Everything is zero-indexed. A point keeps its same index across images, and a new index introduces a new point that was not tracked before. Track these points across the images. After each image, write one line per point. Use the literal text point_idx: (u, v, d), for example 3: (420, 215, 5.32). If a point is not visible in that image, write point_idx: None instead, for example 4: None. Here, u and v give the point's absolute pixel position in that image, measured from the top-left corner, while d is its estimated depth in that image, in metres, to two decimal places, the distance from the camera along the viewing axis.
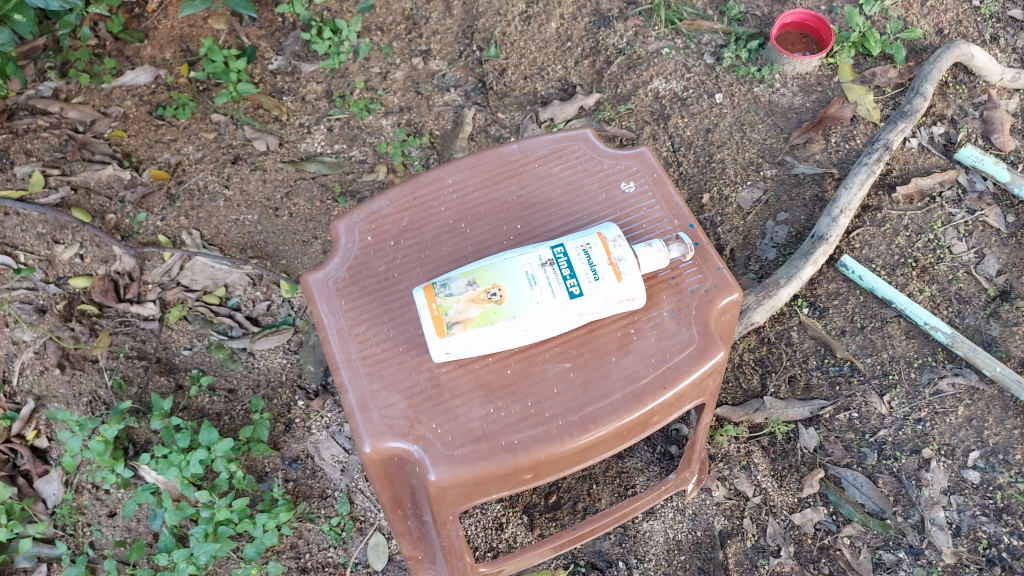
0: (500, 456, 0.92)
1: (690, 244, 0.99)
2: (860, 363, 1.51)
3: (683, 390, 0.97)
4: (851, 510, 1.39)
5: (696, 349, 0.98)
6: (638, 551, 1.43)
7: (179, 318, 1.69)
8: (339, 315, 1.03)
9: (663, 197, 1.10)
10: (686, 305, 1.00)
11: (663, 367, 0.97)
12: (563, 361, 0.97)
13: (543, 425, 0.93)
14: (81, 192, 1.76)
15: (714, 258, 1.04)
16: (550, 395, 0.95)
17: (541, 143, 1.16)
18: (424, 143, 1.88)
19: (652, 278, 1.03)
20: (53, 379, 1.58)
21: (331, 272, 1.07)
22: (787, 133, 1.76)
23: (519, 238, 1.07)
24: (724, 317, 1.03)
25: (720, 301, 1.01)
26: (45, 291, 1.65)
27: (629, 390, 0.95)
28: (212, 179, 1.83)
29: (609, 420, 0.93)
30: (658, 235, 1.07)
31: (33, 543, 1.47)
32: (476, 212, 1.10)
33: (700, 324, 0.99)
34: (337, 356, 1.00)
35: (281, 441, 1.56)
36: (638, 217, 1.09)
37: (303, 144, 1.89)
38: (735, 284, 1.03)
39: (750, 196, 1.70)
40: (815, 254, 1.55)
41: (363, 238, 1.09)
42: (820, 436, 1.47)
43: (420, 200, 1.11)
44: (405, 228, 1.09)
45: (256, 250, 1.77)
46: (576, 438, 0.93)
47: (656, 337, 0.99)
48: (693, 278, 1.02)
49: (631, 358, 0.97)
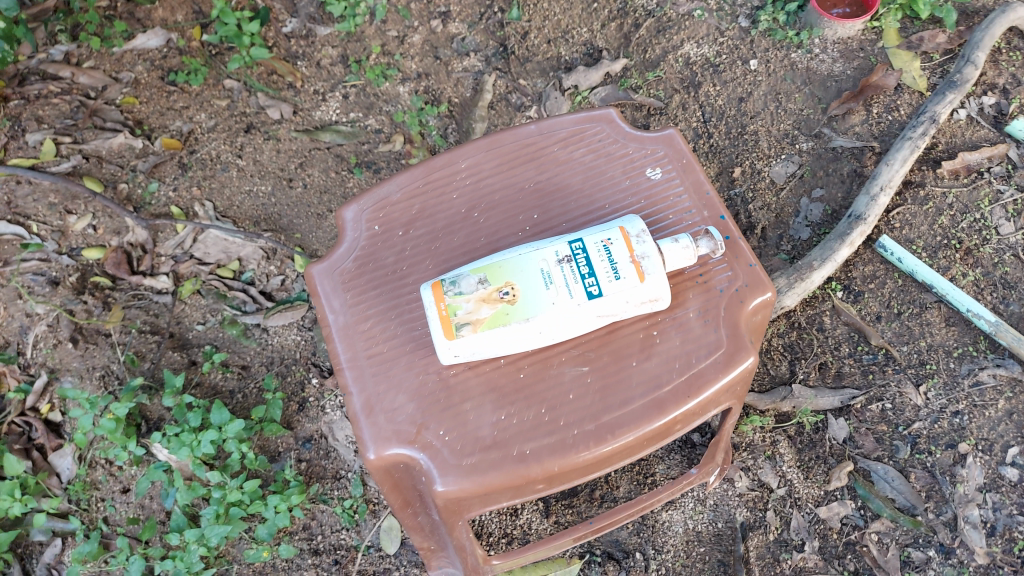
0: (511, 466, 0.88)
1: (720, 241, 0.93)
2: (895, 352, 1.43)
3: (709, 398, 0.91)
4: (880, 505, 1.33)
5: (724, 354, 0.92)
6: (656, 541, 1.41)
7: (192, 292, 1.65)
8: (344, 310, 1.00)
9: (692, 185, 1.03)
10: (714, 305, 0.94)
11: (687, 373, 0.91)
12: (581, 364, 0.92)
13: (556, 435, 0.89)
14: (93, 161, 1.72)
15: (746, 253, 0.97)
16: (565, 402, 0.90)
17: (562, 123, 1.09)
18: (441, 111, 1.82)
19: (678, 275, 0.97)
20: (66, 353, 1.56)
21: (336, 263, 1.03)
22: (825, 103, 1.63)
23: (535, 229, 1.01)
24: (755, 317, 0.97)
25: (751, 301, 0.95)
26: (58, 262, 1.63)
27: (650, 397, 0.90)
28: (225, 148, 1.78)
29: (626, 431, 0.88)
30: (685, 226, 1.00)
31: (48, 517, 1.45)
32: (490, 200, 1.04)
33: (728, 326, 0.93)
34: (341, 355, 0.97)
35: (294, 421, 1.54)
36: (664, 207, 1.02)
37: (317, 112, 1.83)
38: (769, 283, 0.96)
39: (784, 170, 1.61)
40: (851, 235, 1.46)
41: (371, 228, 1.04)
42: (851, 427, 1.40)
43: (431, 185, 1.06)
44: (414, 216, 1.04)
45: (269, 223, 1.73)
46: (592, 449, 0.88)
47: (680, 340, 0.93)
48: (722, 276, 0.96)
49: (651, 363, 0.92)
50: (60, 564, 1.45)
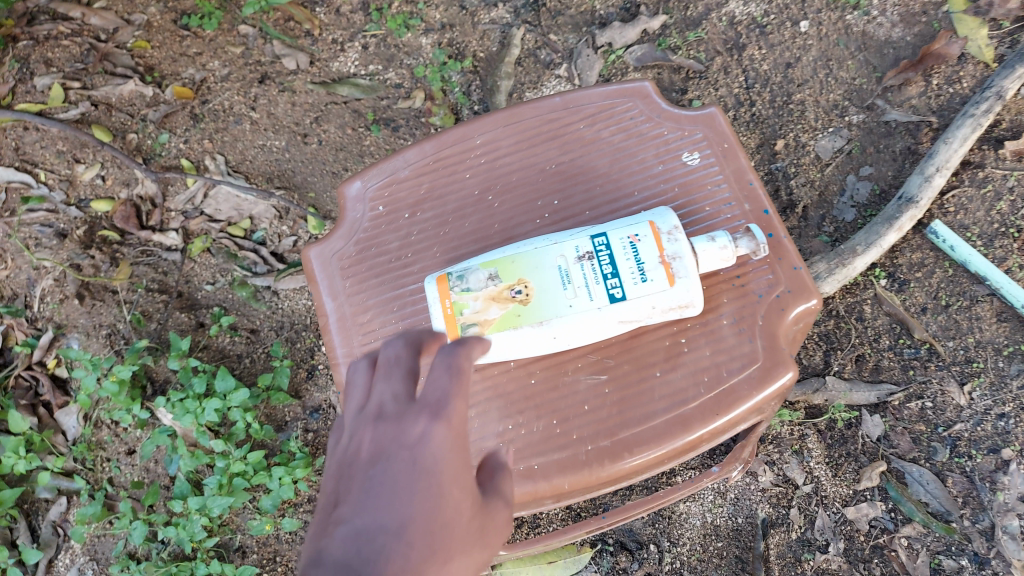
0: (519, 482, 0.86)
1: (762, 242, 0.84)
2: (939, 347, 1.33)
3: (740, 416, 0.85)
4: (913, 509, 1.26)
5: (759, 369, 0.86)
6: (672, 534, 1.38)
7: (202, 250, 1.59)
8: (343, 298, 0.98)
9: (733, 172, 0.94)
10: (750, 311, 0.87)
11: (717, 389, 0.86)
12: (598, 373, 0.87)
13: (568, 450, 0.86)
14: (102, 109, 1.62)
15: (791, 254, 0.89)
16: (579, 414, 0.87)
17: (591, 96, 1.01)
18: (465, 67, 1.69)
19: (712, 275, 0.89)
20: (72, 309, 1.51)
21: (336, 245, 1.00)
22: (881, 72, 1.50)
23: (554, 217, 0.95)
24: (797, 326, 0.89)
25: (793, 310, 0.87)
26: (66, 214, 1.57)
27: (674, 413, 0.85)
28: (238, 99, 1.67)
29: (645, 449, 0.84)
30: (723, 220, 0.92)
31: (52, 475, 1.43)
32: (506, 181, 0.98)
33: (765, 337, 0.86)
34: (338, 349, 0.96)
35: (302, 389, 1.50)
36: (699, 197, 0.94)
37: (335, 63, 1.71)
38: (815, 289, 0.88)
39: (830, 144, 1.50)
40: (900, 220, 1.36)
41: (376, 209, 1.01)
42: (886, 425, 1.33)
43: (442, 164, 1.01)
44: (423, 198, 0.99)
45: (283, 180, 1.64)
46: (607, 467, 0.84)
47: (711, 351, 0.87)
48: (762, 280, 0.88)
49: (676, 375, 0.86)
50: (65, 523, 1.43)
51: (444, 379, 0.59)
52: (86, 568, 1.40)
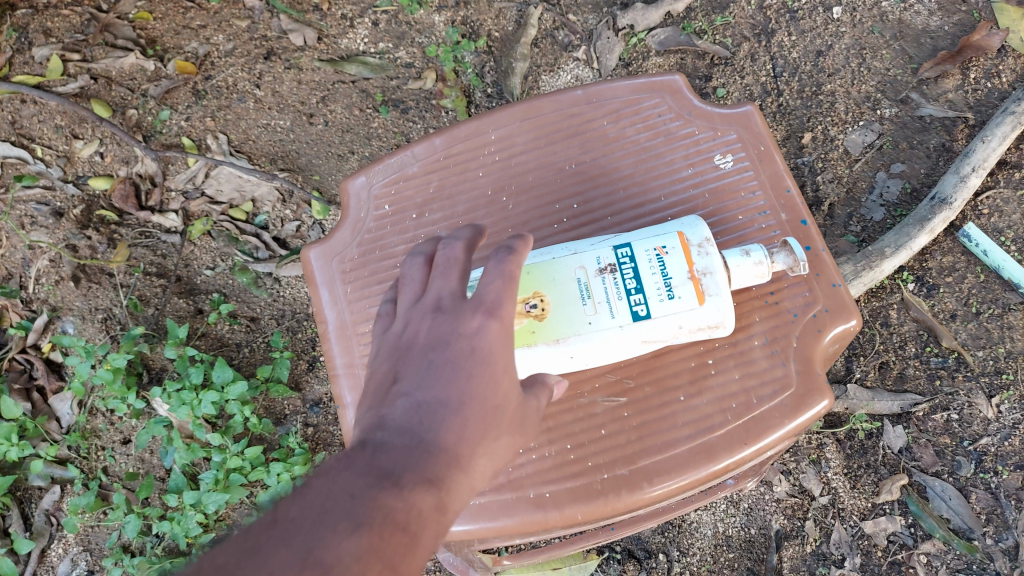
0: (527, 510, 0.84)
1: (802, 259, 0.81)
2: (968, 357, 1.27)
3: (768, 445, 0.85)
4: (933, 525, 1.20)
5: (792, 397, 0.85)
6: (682, 543, 1.34)
7: (202, 234, 1.53)
8: (343, 306, 0.98)
9: (769, 178, 0.94)
10: (784, 331, 0.87)
11: (746, 417, 0.85)
12: (616, 396, 0.85)
13: (583, 478, 0.84)
14: (102, 82, 1.54)
15: (831, 271, 0.88)
16: (595, 439, 0.85)
17: (616, 90, 1.00)
18: (479, 47, 1.61)
19: (742, 292, 0.88)
20: (68, 292, 1.46)
21: (336, 248, 1.00)
22: (916, 63, 1.43)
23: (573, 221, 0.94)
24: (834, 346, 0.89)
25: (831, 330, 0.87)
26: (63, 192, 1.50)
27: (697, 441, 0.84)
28: (242, 76, 1.57)
29: (668, 478, 0.83)
30: (759, 230, 0.92)
31: (45, 463, 1.40)
32: (521, 181, 0.97)
33: (800, 360, 0.86)
34: (336, 360, 0.96)
35: (303, 381, 1.47)
36: (730, 204, 0.94)
37: (343, 40, 1.61)
38: (854, 310, 0.88)
39: (861, 139, 1.42)
40: (932, 221, 1.28)
41: (381, 207, 1.00)
42: (909, 437, 1.27)
43: (454, 158, 0.99)
44: (432, 196, 0.99)
45: (287, 161, 1.57)
46: (626, 496, 0.83)
47: (740, 375, 0.86)
48: (798, 297, 0.88)
49: (702, 401, 0.86)
50: (59, 511, 1.40)
51: (499, 284, 0.60)
52: (79, 559, 1.39)
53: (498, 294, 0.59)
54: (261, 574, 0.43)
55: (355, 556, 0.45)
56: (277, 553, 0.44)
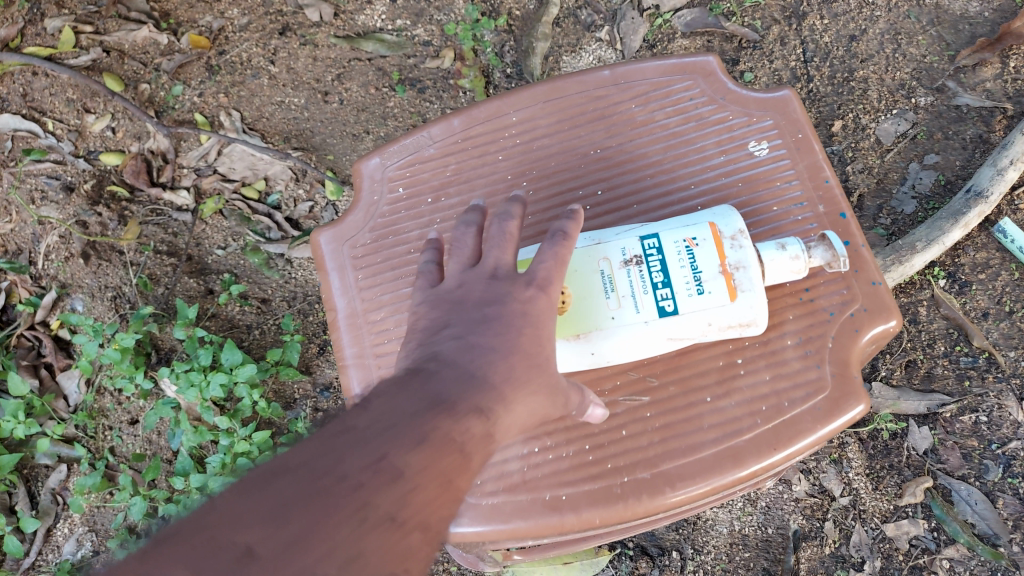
0: (542, 514, 0.81)
1: (841, 254, 0.78)
2: (1000, 357, 1.23)
3: (798, 450, 0.83)
4: (957, 530, 1.17)
5: (825, 401, 0.83)
6: (696, 540, 1.31)
7: (214, 212, 1.50)
8: (354, 294, 0.95)
9: (807, 168, 0.91)
10: (818, 332, 0.85)
11: (776, 420, 0.83)
12: (640, 395, 0.84)
13: (602, 481, 0.82)
14: (114, 56, 1.51)
15: (870, 268, 0.87)
16: (615, 440, 0.83)
17: (643, 73, 0.96)
18: (499, 25, 1.55)
19: (774, 287, 0.86)
20: (78, 269, 1.44)
21: (346, 232, 0.96)
22: (954, 49, 1.37)
23: (598, 209, 0.91)
24: (870, 348, 0.87)
25: (869, 330, 0.85)
26: (74, 166, 1.47)
27: (725, 445, 0.82)
28: (257, 51, 1.53)
29: (693, 482, 0.81)
30: (795, 222, 0.89)
31: (52, 441, 1.39)
32: (542, 165, 0.94)
33: (835, 364, 0.84)
34: (346, 349, 0.93)
35: (313, 365, 1.44)
36: (764, 194, 0.90)
37: (361, 16, 1.55)
38: (894, 310, 0.86)
39: (893, 128, 1.36)
40: (967, 215, 1.23)
41: (395, 189, 0.97)
42: (935, 439, 1.23)
43: (471, 141, 0.96)
44: (449, 179, 0.96)
45: (301, 140, 1.53)
46: (649, 501, 0.81)
47: (770, 377, 0.84)
48: (834, 296, 0.86)
49: (729, 403, 0.84)
50: (66, 490, 1.40)
51: (551, 264, 0.69)
52: (84, 539, 1.37)
53: (548, 272, 0.69)
54: (342, 468, 0.46)
55: (423, 464, 0.49)
56: (351, 455, 0.47)
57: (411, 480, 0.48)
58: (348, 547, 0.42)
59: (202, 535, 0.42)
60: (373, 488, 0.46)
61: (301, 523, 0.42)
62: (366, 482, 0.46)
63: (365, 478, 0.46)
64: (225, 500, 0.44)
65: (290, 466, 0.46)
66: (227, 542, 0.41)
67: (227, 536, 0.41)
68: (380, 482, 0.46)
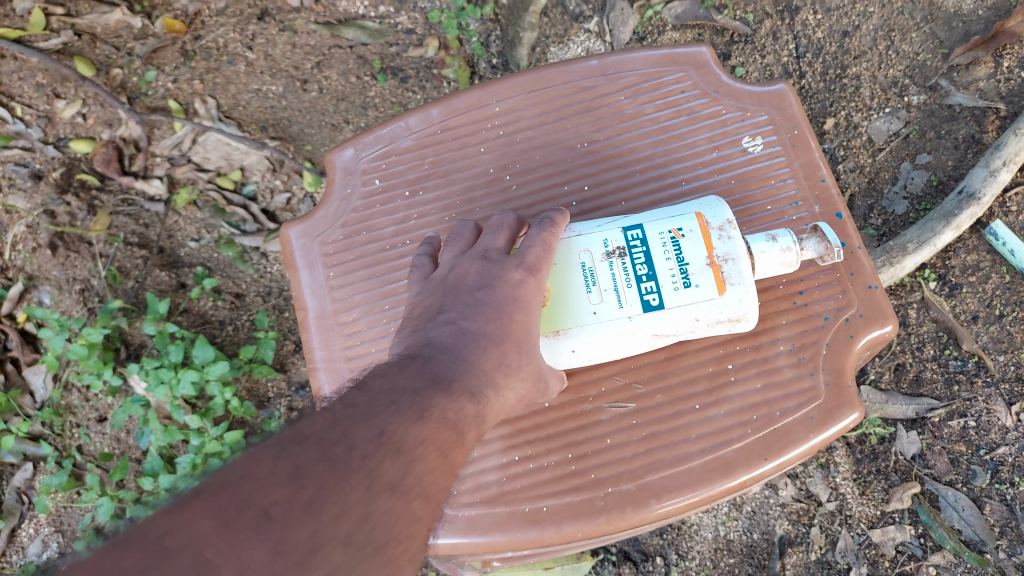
0: (521, 528, 0.79)
1: (835, 247, 0.75)
2: (989, 362, 1.19)
3: (789, 461, 0.80)
4: (944, 536, 1.15)
5: (817, 411, 0.81)
6: (681, 546, 1.28)
7: (188, 203, 1.45)
8: (325, 294, 0.91)
9: (803, 167, 0.88)
10: (811, 339, 0.83)
11: (766, 430, 0.80)
12: (625, 402, 0.81)
13: (583, 494, 0.79)
14: (86, 39, 1.43)
15: (867, 273, 0.84)
16: (599, 450, 0.80)
17: (632, 63, 0.92)
18: (486, 14, 1.50)
19: (767, 291, 0.84)
20: (46, 260, 1.38)
21: (316, 227, 0.92)
22: (947, 47, 1.31)
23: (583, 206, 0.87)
24: (866, 353, 0.85)
25: (865, 336, 0.83)
26: (43, 153, 1.41)
27: (712, 456, 0.80)
28: (234, 36, 1.45)
29: (678, 495, 0.78)
30: (790, 222, 0.86)
31: (17, 439, 1.34)
32: (524, 159, 0.90)
33: (828, 372, 0.82)
34: (316, 352, 0.89)
35: (288, 362, 1.41)
36: (757, 194, 0.87)
37: (342, 2, 1.48)
38: (890, 314, 0.84)
39: (885, 127, 1.34)
40: (958, 218, 1.20)
41: (369, 182, 0.93)
42: (923, 443, 1.21)
43: (451, 133, 0.92)
44: (427, 172, 0.92)
45: (278, 129, 1.49)
46: (632, 514, 0.78)
47: (762, 385, 0.81)
48: (830, 302, 0.84)
49: (718, 412, 0.81)
50: (31, 490, 1.35)
51: (540, 251, 0.71)
52: (50, 540, 1.33)
53: (538, 257, 0.70)
54: (349, 443, 0.54)
55: (421, 439, 0.57)
56: (358, 429, 0.56)
57: (409, 455, 0.56)
58: (358, 510, 0.52)
59: (227, 493, 0.50)
60: (377, 459, 0.54)
61: (314, 488, 0.51)
62: (371, 454, 0.54)
63: (372, 449, 0.55)
64: (244, 464, 0.52)
65: (303, 436, 0.55)
66: (252, 501, 0.50)
67: (251, 496, 0.50)
68: (383, 453, 0.55)
